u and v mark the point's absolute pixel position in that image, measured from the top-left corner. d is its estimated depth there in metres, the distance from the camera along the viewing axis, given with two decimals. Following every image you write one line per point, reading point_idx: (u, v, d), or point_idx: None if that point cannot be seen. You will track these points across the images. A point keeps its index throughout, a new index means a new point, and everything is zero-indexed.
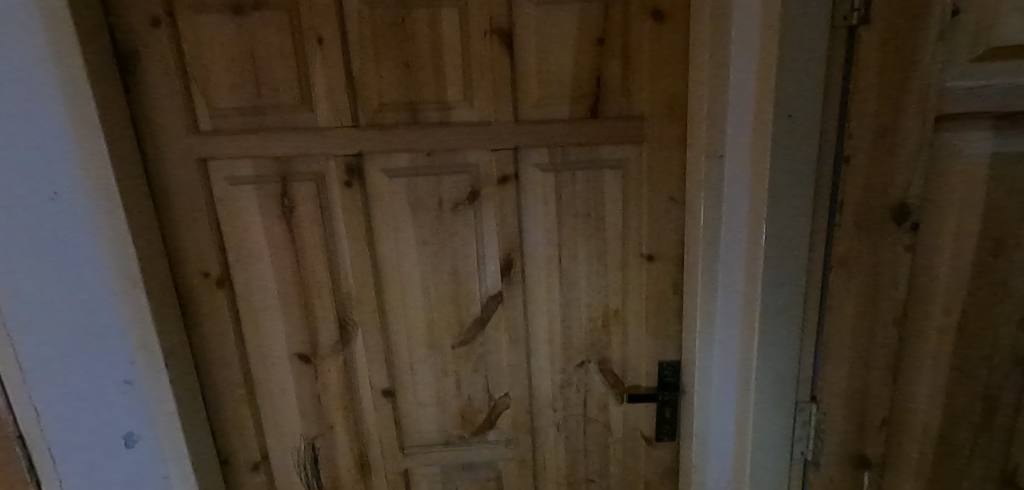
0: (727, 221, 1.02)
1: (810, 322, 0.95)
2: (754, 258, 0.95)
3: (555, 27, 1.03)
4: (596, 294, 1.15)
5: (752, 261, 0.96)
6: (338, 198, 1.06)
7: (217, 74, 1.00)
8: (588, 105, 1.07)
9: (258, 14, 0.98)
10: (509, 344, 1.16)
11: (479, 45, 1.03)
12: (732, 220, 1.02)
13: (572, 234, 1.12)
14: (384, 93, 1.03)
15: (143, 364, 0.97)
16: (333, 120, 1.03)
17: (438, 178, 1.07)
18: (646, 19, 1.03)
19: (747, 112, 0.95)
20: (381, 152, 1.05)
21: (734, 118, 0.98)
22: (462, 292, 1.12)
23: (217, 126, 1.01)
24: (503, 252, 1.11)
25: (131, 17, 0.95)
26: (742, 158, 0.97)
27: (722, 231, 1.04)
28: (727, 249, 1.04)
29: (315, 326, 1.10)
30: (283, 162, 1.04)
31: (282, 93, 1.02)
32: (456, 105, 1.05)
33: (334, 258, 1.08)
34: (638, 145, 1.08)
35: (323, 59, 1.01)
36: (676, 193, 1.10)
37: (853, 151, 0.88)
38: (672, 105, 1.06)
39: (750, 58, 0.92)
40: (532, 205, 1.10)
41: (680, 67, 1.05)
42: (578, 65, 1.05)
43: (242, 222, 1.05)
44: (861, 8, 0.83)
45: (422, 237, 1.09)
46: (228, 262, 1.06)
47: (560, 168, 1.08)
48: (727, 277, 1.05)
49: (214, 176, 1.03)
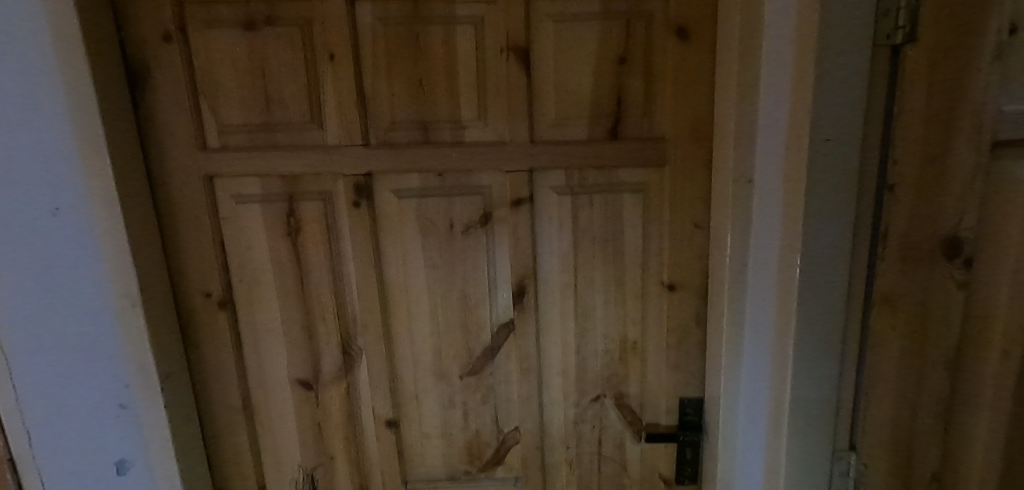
0: (754, 251, 0.95)
1: (849, 366, 0.87)
2: (785, 291, 0.86)
3: (574, 44, 0.98)
4: (613, 326, 1.08)
5: (782, 300, 0.86)
6: (345, 218, 1.02)
7: (227, 91, 0.98)
8: (608, 126, 1.01)
9: (270, 29, 0.96)
10: (520, 375, 1.09)
11: (494, 63, 0.99)
12: (760, 251, 0.93)
13: (588, 261, 1.06)
14: (395, 111, 1.00)
15: (139, 388, 0.95)
16: (342, 138, 1.00)
17: (449, 199, 1.03)
18: (671, 37, 0.98)
19: (778, 136, 0.86)
20: (390, 172, 1.01)
21: (765, 142, 0.90)
22: (471, 319, 1.07)
23: (224, 143, 0.99)
24: (515, 278, 1.06)
25: (144, 32, 0.94)
26: (772, 187, 0.88)
27: (750, 261, 0.96)
28: (755, 283, 0.95)
29: (318, 350, 1.06)
30: (291, 181, 1.01)
31: (292, 110, 0.99)
32: (469, 124, 1.01)
33: (339, 280, 1.04)
34: (660, 168, 1.02)
35: (334, 77, 0.98)
36: (700, 219, 1.03)
37: (897, 179, 0.80)
38: (697, 127, 1.00)
39: (783, 78, 0.84)
40: (547, 229, 1.04)
41: (706, 87, 0.99)
42: (598, 84, 1.00)
43: (247, 240, 1.02)
44: (906, 24, 0.76)
45: (430, 260, 1.05)
46: (231, 282, 1.03)
47: (578, 192, 1.03)
48: (754, 314, 0.96)
49: (220, 194, 1.01)
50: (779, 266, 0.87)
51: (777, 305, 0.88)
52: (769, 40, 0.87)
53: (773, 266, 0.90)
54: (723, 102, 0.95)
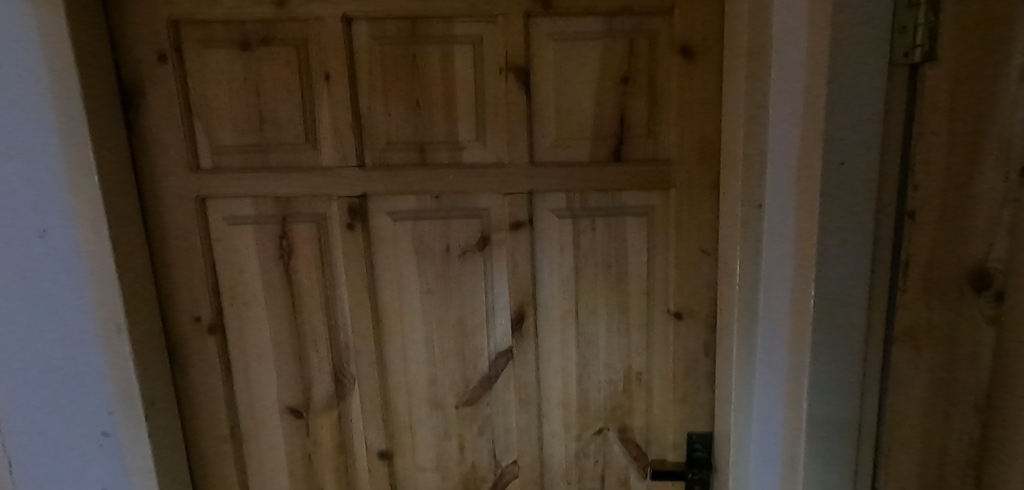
0: (764, 279, 0.90)
1: (869, 407, 0.79)
2: (799, 323, 0.80)
3: (576, 64, 0.95)
4: (616, 355, 1.03)
5: (796, 333, 0.81)
6: (339, 240, 0.99)
7: (221, 111, 0.96)
8: (610, 147, 0.98)
9: (265, 49, 0.94)
10: (519, 406, 1.04)
11: (493, 82, 0.96)
12: (772, 282, 0.87)
13: (590, 287, 1.01)
14: (391, 132, 0.97)
15: (122, 416, 0.92)
16: (336, 159, 0.97)
17: (445, 222, 0.99)
18: (676, 55, 0.94)
19: (789, 159, 0.81)
20: (386, 194, 0.98)
21: (774, 166, 0.85)
22: (468, 347, 1.03)
23: (218, 164, 0.97)
24: (514, 304, 1.01)
25: (139, 52, 0.93)
26: (784, 212, 0.83)
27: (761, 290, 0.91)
28: (766, 314, 0.90)
29: (309, 377, 1.03)
30: (284, 202, 0.98)
31: (286, 130, 0.97)
32: (467, 145, 0.98)
33: (332, 305, 1.01)
34: (665, 191, 0.98)
35: (329, 97, 0.96)
36: (708, 244, 0.99)
37: (919, 205, 0.72)
38: (703, 149, 0.96)
39: (794, 99, 0.79)
40: (547, 254, 1.00)
41: (713, 107, 0.95)
42: (599, 105, 0.96)
43: (238, 263, 1.00)
44: (925, 43, 0.69)
45: (426, 285, 1.01)
46: (222, 306, 1.01)
47: (579, 215, 0.99)
48: (765, 347, 0.90)
49: (212, 215, 0.99)
50: (793, 297, 0.82)
51: (790, 337, 0.83)
52: (779, 59, 0.83)
53: (786, 298, 0.84)
54: (732, 122, 0.91)
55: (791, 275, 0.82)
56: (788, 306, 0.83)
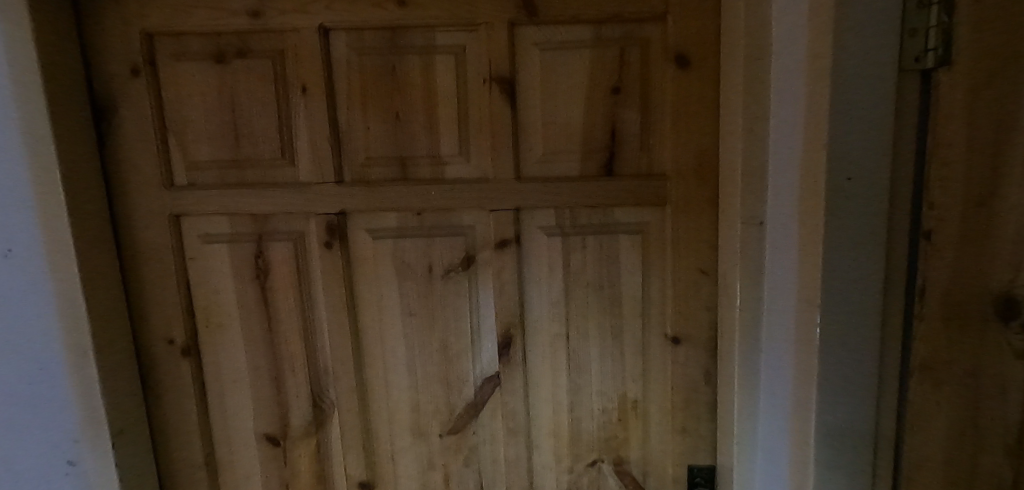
0: (766, 302, 0.82)
1: (883, 445, 0.72)
2: (807, 351, 0.73)
3: (564, 74, 0.90)
4: (610, 382, 0.97)
5: (802, 364, 0.74)
6: (317, 260, 0.95)
7: (196, 126, 0.93)
8: (601, 162, 0.92)
9: (240, 61, 0.91)
10: (506, 436, 0.98)
11: (477, 94, 0.91)
12: (775, 306, 0.80)
13: (582, 310, 0.95)
14: (371, 146, 0.93)
15: (88, 444, 0.89)
16: (314, 175, 0.93)
17: (428, 241, 0.94)
18: (670, 64, 0.89)
19: (790, 172, 0.75)
20: (365, 211, 0.94)
21: (776, 180, 0.78)
22: (453, 373, 0.97)
23: (193, 181, 0.94)
24: (501, 327, 0.96)
25: (112, 66, 0.91)
26: (787, 230, 0.76)
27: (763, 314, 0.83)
28: (768, 340, 0.82)
29: (287, 403, 0.99)
30: (260, 220, 0.94)
31: (262, 145, 0.93)
32: (450, 160, 0.93)
33: (311, 327, 0.97)
34: (659, 208, 0.92)
35: (306, 111, 0.92)
36: (707, 264, 0.92)
37: (936, 224, 0.65)
38: (700, 164, 0.90)
39: (794, 107, 0.73)
40: (536, 274, 0.95)
41: (710, 118, 0.89)
42: (589, 117, 0.91)
43: (213, 282, 0.96)
44: (938, 47, 0.63)
45: (408, 307, 0.96)
46: (197, 328, 0.97)
47: (569, 232, 0.93)
48: (767, 376, 0.83)
49: (186, 233, 0.95)
50: (798, 324, 0.74)
51: (795, 368, 0.76)
52: (778, 65, 0.76)
53: (791, 324, 0.76)
54: (732, 134, 0.84)
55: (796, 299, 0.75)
56: (793, 333, 0.76)
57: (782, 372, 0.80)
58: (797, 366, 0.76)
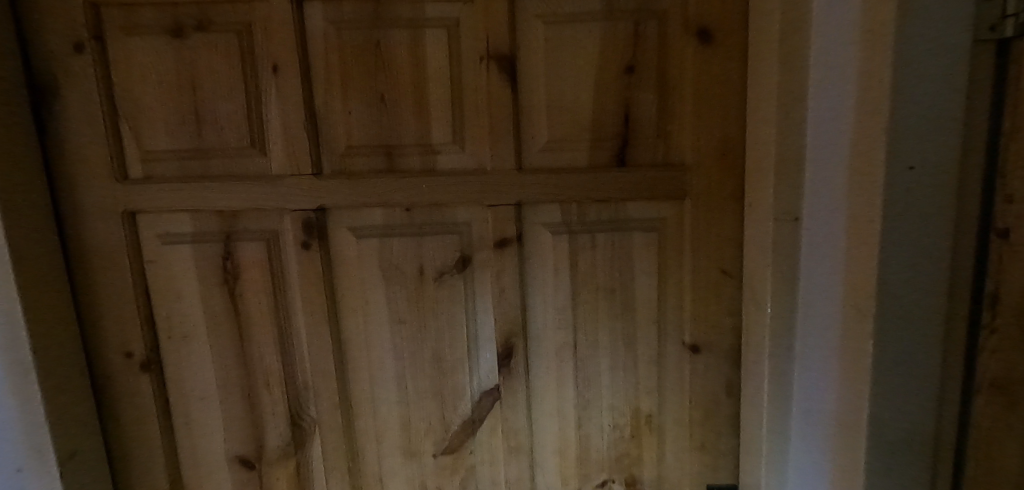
0: (803, 317, 0.72)
1: (942, 478, 0.62)
2: (854, 369, 0.62)
3: (571, 51, 0.79)
4: (622, 395, 0.87)
5: (846, 392, 0.64)
6: (293, 262, 0.84)
7: (152, 111, 0.82)
8: (612, 151, 0.82)
9: (201, 36, 0.79)
10: (507, 456, 0.89)
11: (472, 73, 0.80)
12: (813, 324, 0.70)
13: (591, 317, 0.85)
14: (352, 134, 0.82)
15: (33, 472, 0.79)
16: (288, 167, 0.82)
17: (418, 240, 0.84)
18: (690, 39, 0.78)
19: (837, 166, 0.64)
20: (347, 207, 0.83)
21: (817, 176, 0.67)
22: (448, 387, 0.87)
23: (150, 173, 0.83)
24: (501, 336, 0.86)
25: (52, 42, 0.79)
26: (830, 235, 0.65)
27: (799, 329, 0.73)
28: (806, 361, 0.72)
29: (262, 422, 0.89)
30: (227, 217, 0.83)
31: (228, 133, 0.82)
32: (442, 148, 0.82)
33: (287, 337, 0.87)
34: (677, 202, 0.83)
35: (278, 92, 0.80)
36: (730, 264, 0.83)
37: (1014, 222, 0.56)
38: (723, 152, 0.80)
39: (840, 88, 0.62)
40: (539, 277, 0.85)
41: (735, 100, 0.79)
42: (600, 100, 0.81)
43: (176, 288, 0.85)
44: (1019, 13, 0.53)
45: (397, 315, 0.86)
46: (157, 339, 0.86)
47: (576, 230, 0.83)
48: (802, 401, 0.73)
49: (143, 233, 0.84)
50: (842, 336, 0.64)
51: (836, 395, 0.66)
52: (819, 39, 0.66)
53: (833, 345, 0.66)
54: (763, 118, 0.74)
55: (838, 308, 0.65)
56: (834, 355, 0.66)
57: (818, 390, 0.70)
58: (839, 394, 0.65)
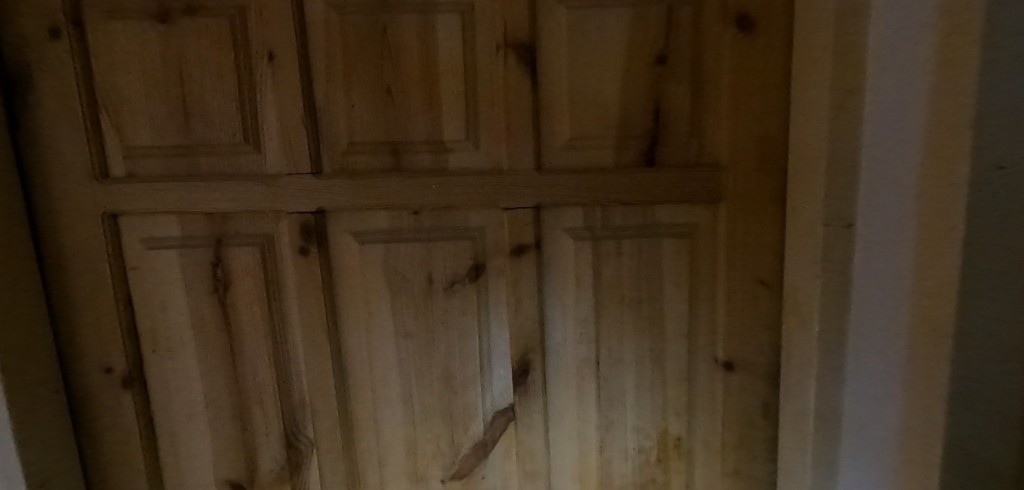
0: (858, 336, 0.64)
1: None
2: (928, 388, 0.56)
3: (597, 39, 0.72)
4: (648, 417, 0.80)
5: (917, 425, 0.57)
6: (289, 270, 0.77)
7: (135, 103, 0.74)
8: (640, 149, 0.75)
9: (190, 21, 0.72)
10: (522, 481, 0.82)
11: (487, 63, 0.73)
12: (874, 345, 0.62)
13: (615, 331, 0.78)
14: (355, 129, 0.75)
15: None
16: (284, 165, 0.75)
17: (427, 246, 0.76)
18: (729, 27, 0.71)
19: (904, 167, 0.57)
20: (349, 210, 0.75)
21: (878, 178, 0.60)
22: (458, 406, 0.80)
23: (133, 172, 0.76)
24: (517, 352, 0.78)
25: (26, 27, 0.72)
26: (897, 245, 0.58)
27: (852, 349, 0.66)
28: (860, 385, 0.64)
29: (254, 443, 0.81)
30: (218, 220, 0.76)
31: (219, 127, 0.75)
32: (453, 145, 0.75)
33: (282, 352, 0.79)
34: (711, 206, 0.75)
35: (274, 83, 0.73)
36: (769, 274, 0.75)
37: None
38: (762, 151, 0.73)
39: (912, 78, 0.55)
40: (558, 288, 0.77)
41: (776, 95, 0.72)
42: (628, 93, 0.73)
43: (161, 297, 0.78)
44: None
45: (403, 328, 0.78)
46: (140, 353, 0.79)
47: (600, 236, 0.76)
48: (854, 428, 0.65)
49: (125, 236, 0.77)
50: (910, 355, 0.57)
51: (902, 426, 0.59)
52: (879, 28, 0.59)
53: (902, 371, 0.59)
54: (812, 113, 0.67)
55: (905, 324, 0.57)
56: (903, 383, 0.58)
57: (874, 415, 0.62)
58: (908, 427, 0.58)
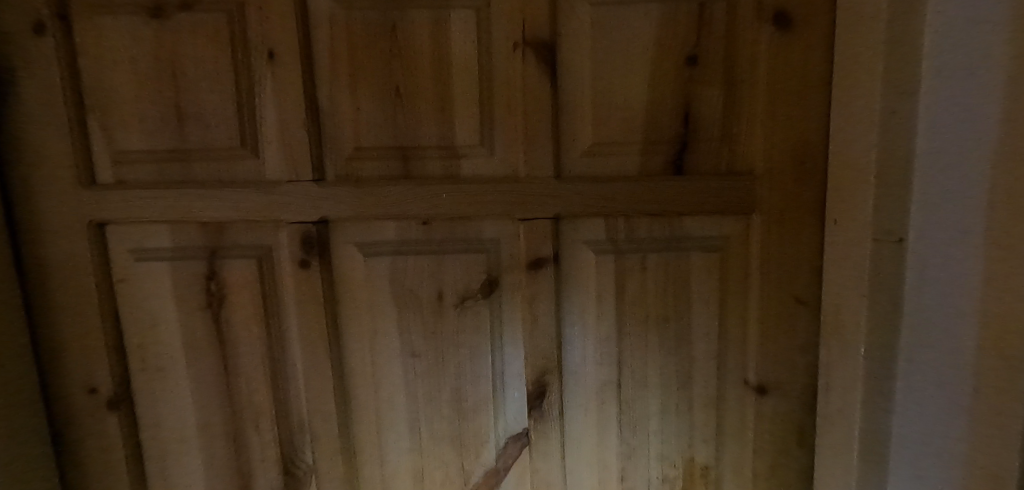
0: (910, 366, 0.61)
1: None
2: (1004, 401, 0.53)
3: (623, 38, 0.68)
4: (673, 443, 0.74)
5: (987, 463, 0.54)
6: (289, 284, 0.72)
7: (125, 104, 0.69)
8: (668, 156, 0.69)
9: (185, 16, 0.67)
10: None
11: (504, 62, 0.68)
12: (932, 377, 0.59)
13: (638, 351, 0.73)
14: (361, 133, 0.69)
15: None
16: (284, 171, 0.69)
17: (437, 259, 0.71)
18: (765, 24, 0.66)
19: (977, 195, 0.54)
20: (354, 220, 0.70)
21: (944, 202, 0.56)
22: (469, 431, 0.75)
23: (121, 178, 0.70)
24: (532, 373, 0.73)
25: (8, 21, 0.67)
26: (966, 276, 0.55)
27: (902, 380, 0.62)
28: (915, 420, 0.61)
29: (249, 469, 0.76)
30: (212, 229, 0.71)
31: (215, 130, 0.69)
32: (467, 151, 0.70)
33: (280, 372, 0.74)
34: (744, 217, 0.70)
35: (274, 82, 0.68)
36: (805, 291, 0.69)
37: None
38: (800, 158, 0.68)
39: (991, 101, 0.52)
40: (578, 304, 0.72)
41: (816, 98, 0.66)
42: (655, 95, 0.68)
43: (150, 312, 0.72)
44: None
45: (411, 347, 0.73)
46: (127, 372, 0.74)
47: (624, 249, 0.71)
48: (908, 467, 0.62)
49: (113, 247, 0.71)
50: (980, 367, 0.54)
51: (971, 465, 0.56)
52: (936, 42, 0.56)
53: (971, 407, 0.56)
54: (859, 116, 0.62)
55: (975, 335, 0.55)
56: (972, 420, 0.56)
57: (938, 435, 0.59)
58: (979, 467, 0.55)
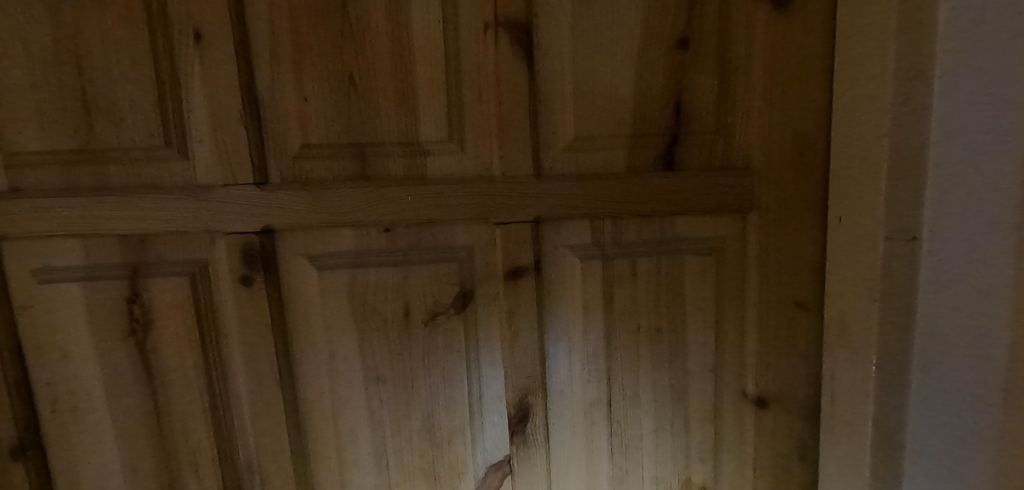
0: (922, 378, 0.56)
1: None
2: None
3: (606, 19, 0.60)
4: (667, 464, 0.68)
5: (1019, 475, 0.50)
6: (229, 304, 0.62)
7: (17, 96, 0.57)
8: (658, 150, 0.63)
9: None
10: None
11: (474, 45, 0.60)
12: (949, 389, 0.54)
13: (629, 366, 0.66)
14: (310, 128, 0.60)
15: None
16: (219, 173, 0.59)
17: (402, 271, 0.62)
18: (761, 3, 0.60)
19: (1007, 190, 0.49)
20: (304, 229, 0.61)
21: (969, 199, 0.51)
22: (443, 462, 0.66)
23: (17, 185, 0.59)
24: (513, 395, 0.65)
25: None
26: (996, 278, 0.50)
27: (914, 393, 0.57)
28: (930, 435, 0.56)
29: None
30: (133, 243, 0.60)
31: (133, 127, 0.59)
32: (433, 148, 0.61)
33: (221, 407, 0.64)
34: (741, 215, 0.64)
35: (204, 70, 0.58)
36: (807, 295, 0.64)
37: None
38: (801, 151, 0.62)
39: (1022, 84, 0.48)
40: (562, 317, 0.65)
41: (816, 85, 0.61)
42: (643, 83, 0.61)
43: (59, 343, 0.61)
44: None
45: (375, 371, 0.64)
46: (33, 415, 0.62)
47: (612, 253, 0.64)
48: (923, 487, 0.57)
49: (8, 268, 0.59)
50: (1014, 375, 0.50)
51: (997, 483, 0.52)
52: (953, 22, 0.51)
53: (999, 420, 0.51)
54: (866, 103, 0.56)
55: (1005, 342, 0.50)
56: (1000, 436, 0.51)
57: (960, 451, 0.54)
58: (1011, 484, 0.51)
